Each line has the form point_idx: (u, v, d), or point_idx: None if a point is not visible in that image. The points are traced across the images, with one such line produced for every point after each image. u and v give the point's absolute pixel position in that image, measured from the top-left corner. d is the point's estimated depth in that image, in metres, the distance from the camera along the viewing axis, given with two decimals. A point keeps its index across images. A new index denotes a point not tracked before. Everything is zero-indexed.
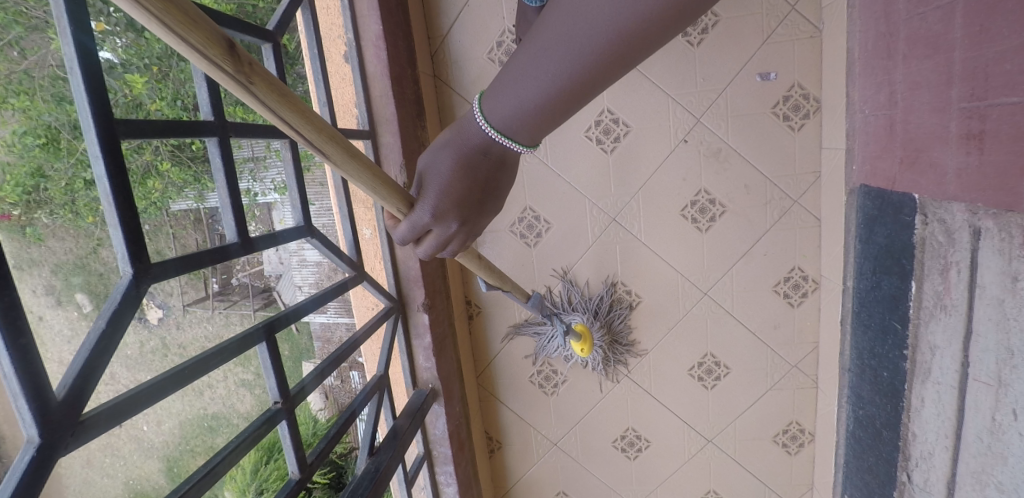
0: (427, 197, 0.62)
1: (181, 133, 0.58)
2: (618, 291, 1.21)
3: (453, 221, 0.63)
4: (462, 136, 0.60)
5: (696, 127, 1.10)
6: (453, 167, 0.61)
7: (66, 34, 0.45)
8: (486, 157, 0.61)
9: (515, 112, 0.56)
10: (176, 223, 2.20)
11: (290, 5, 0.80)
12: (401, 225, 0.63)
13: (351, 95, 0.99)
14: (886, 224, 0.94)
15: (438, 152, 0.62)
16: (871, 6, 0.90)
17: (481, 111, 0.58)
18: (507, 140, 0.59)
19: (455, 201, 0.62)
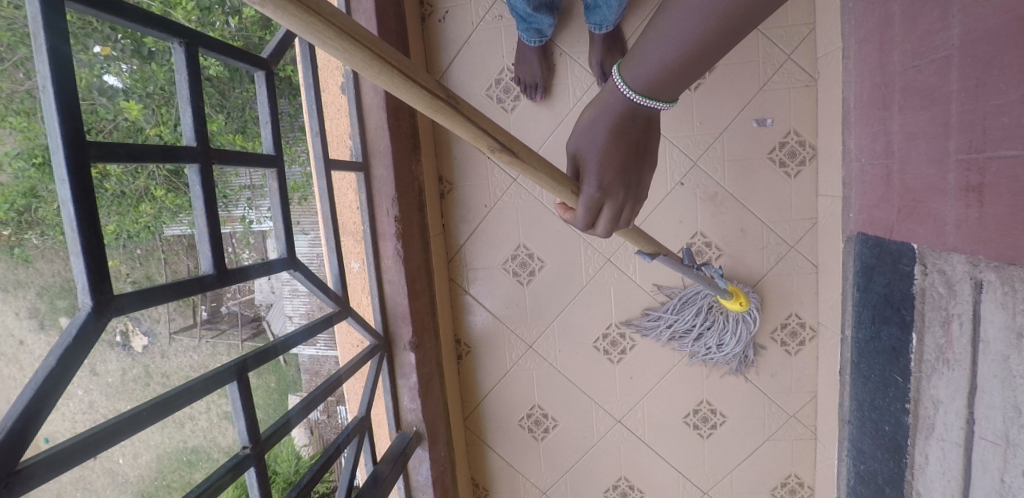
0: (590, 176, 0.63)
1: (160, 158, 0.56)
2: (612, 334, 1.17)
3: (619, 190, 0.64)
4: (605, 109, 0.61)
5: (692, 171, 1.10)
6: (607, 138, 0.61)
7: (42, 52, 0.44)
8: (635, 122, 0.61)
9: (653, 73, 0.55)
10: (172, 252, 2.00)
11: (289, 34, 0.80)
12: (577, 210, 0.65)
13: (345, 127, 0.99)
14: (883, 272, 0.92)
15: (585, 130, 0.63)
16: (866, 58, 0.91)
17: (624, 81, 0.58)
18: (650, 102, 0.59)
19: (616, 169, 0.62)
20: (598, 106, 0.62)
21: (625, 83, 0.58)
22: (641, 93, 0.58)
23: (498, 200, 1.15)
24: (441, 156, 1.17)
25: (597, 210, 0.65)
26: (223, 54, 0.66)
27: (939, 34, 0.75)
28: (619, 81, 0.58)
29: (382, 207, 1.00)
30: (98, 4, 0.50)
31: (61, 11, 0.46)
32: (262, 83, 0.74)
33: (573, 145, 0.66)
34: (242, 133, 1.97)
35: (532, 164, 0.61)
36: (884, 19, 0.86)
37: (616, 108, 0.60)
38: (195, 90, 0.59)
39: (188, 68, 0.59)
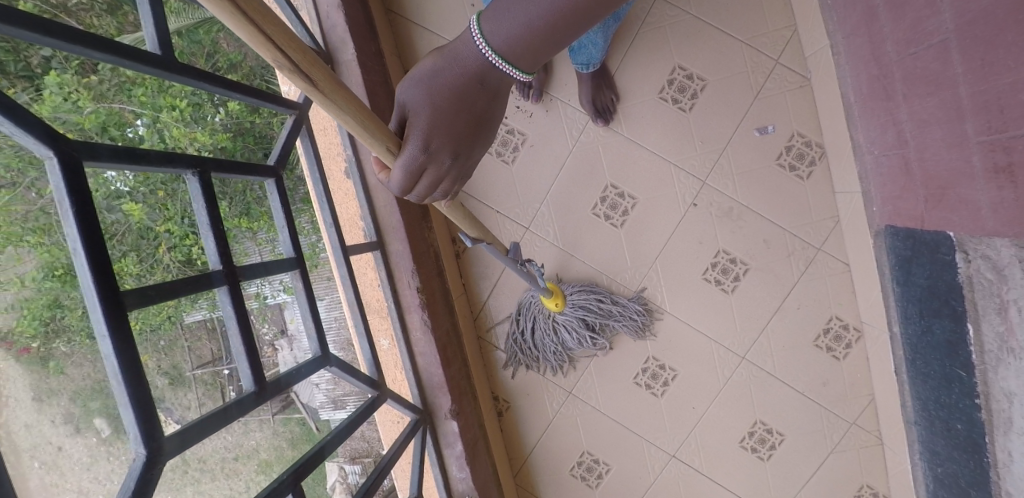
0: (415, 131, 0.49)
1: (189, 290, 0.56)
2: (652, 367, 1.14)
3: (447, 158, 0.52)
4: (454, 61, 0.49)
5: (703, 190, 1.08)
6: (445, 95, 0.49)
7: (69, 216, 0.44)
8: (481, 87, 0.50)
9: (519, 31, 0.46)
10: (196, 339, 2.03)
11: (291, 134, 0.81)
12: (393, 170, 0.51)
13: (355, 209, 1.01)
14: (923, 264, 0.88)
15: (421, 77, 0.49)
16: (857, 51, 0.89)
17: (481, 31, 0.47)
18: (507, 67, 0.49)
19: (452, 136, 0.50)
20: (448, 52, 0.49)
21: (483, 36, 0.47)
22: (506, 59, 0.48)
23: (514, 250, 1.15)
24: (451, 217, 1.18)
25: (415, 176, 0.52)
26: (232, 172, 0.68)
27: (930, 20, 0.73)
28: (478, 34, 0.47)
29: (403, 280, 1.00)
30: (116, 158, 0.51)
31: (83, 174, 0.47)
32: (273, 190, 0.75)
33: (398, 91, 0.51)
34: (248, 214, 1.98)
35: (327, 94, 0.43)
36: (868, 11, 0.84)
37: (469, 61, 0.49)
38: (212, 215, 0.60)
39: (204, 196, 0.61)
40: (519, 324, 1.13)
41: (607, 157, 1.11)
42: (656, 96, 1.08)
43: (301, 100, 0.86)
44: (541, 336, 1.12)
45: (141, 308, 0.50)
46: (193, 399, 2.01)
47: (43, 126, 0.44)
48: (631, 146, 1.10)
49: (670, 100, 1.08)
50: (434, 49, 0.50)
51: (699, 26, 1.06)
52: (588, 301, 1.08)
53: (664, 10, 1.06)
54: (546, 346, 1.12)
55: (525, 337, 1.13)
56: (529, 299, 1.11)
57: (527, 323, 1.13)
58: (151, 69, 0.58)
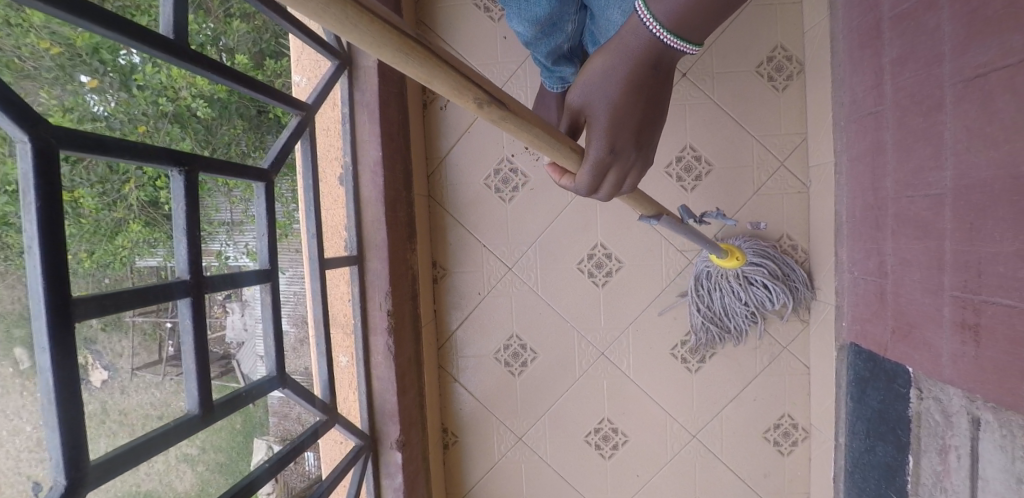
0: (596, 135, 0.56)
1: (150, 301, 0.53)
2: (605, 428, 1.15)
3: (632, 152, 0.58)
4: (622, 53, 0.54)
5: (688, 269, 1.11)
6: (621, 92, 0.55)
7: (31, 211, 0.41)
8: (653, 71, 0.55)
9: (687, 7, 0.48)
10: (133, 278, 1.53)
11: (292, 137, 0.78)
12: (580, 175, 0.59)
13: (342, 218, 0.98)
14: (878, 388, 0.92)
15: (592, 79, 0.56)
16: (859, 176, 0.94)
17: (649, 11, 0.50)
18: (675, 41, 0.52)
19: (632, 130, 0.56)
20: (615, 48, 0.55)
21: (652, 15, 0.50)
22: (670, 30, 0.51)
23: (491, 286, 1.15)
24: (437, 241, 1.16)
25: (602, 176, 0.59)
26: (222, 172, 0.64)
27: (932, 171, 0.78)
28: (647, 12, 0.50)
29: (375, 301, 0.98)
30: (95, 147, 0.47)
31: (55, 165, 0.43)
32: (261, 195, 0.72)
33: (574, 97, 0.59)
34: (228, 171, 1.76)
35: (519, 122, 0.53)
36: (876, 144, 0.89)
37: (637, 51, 0.53)
38: (191, 220, 0.57)
39: (187, 197, 0.57)
40: (701, 298, 1.08)
41: (602, 217, 1.12)
42: (662, 170, 1.11)
43: (310, 101, 0.84)
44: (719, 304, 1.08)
45: (92, 317, 0.47)
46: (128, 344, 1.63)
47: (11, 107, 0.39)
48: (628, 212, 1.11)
49: (675, 177, 1.10)
50: (601, 49, 0.56)
51: (716, 113, 1.09)
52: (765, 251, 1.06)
53: (686, 90, 1.09)
54: (735, 313, 1.08)
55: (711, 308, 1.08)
56: (701, 268, 1.08)
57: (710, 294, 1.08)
58: (157, 50, 0.52)
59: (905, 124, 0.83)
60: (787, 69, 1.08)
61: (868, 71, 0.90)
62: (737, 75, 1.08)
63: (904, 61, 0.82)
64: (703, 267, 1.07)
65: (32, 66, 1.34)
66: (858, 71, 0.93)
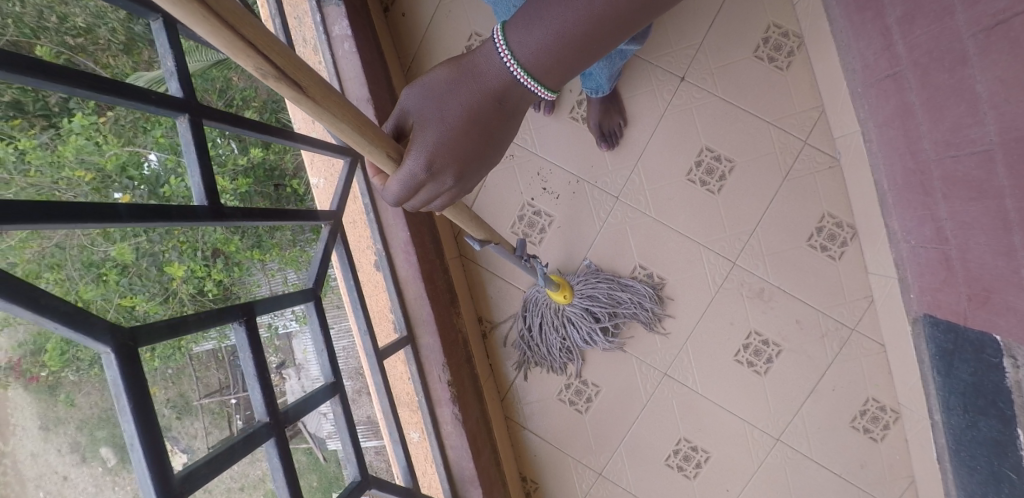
0: (419, 147, 0.49)
1: (242, 452, 0.55)
2: (683, 448, 1.11)
3: (451, 179, 0.52)
4: (469, 78, 0.49)
5: (733, 270, 1.08)
6: (458, 116, 0.49)
7: (126, 412, 0.43)
8: (499, 106, 0.50)
9: (547, 45, 0.46)
10: (203, 365, 1.56)
11: (327, 246, 0.82)
12: (391, 185, 0.51)
13: (385, 301, 1.01)
14: (966, 359, 0.85)
15: (434, 88, 0.49)
16: (892, 142, 0.89)
17: (504, 41, 0.47)
18: (531, 82, 0.49)
19: (455, 155, 0.50)
20: (465, 63, 0.49)
21: (510, 48, 0.47)
22: (532, 74, 0.48)
23: (529, 325, 1.13)
24: (478, 297, 1.19)
25: (413, 191, 0.52)
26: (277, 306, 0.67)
27: (973, 128, 0.72)
28: (502, 42, 0.47)
29: (433, 374, 1.00)
30: (166, 331, 0.50)
31: (137, 361, 0.45)
32: (312, 312, 0.76)
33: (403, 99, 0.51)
34: (260, 247, 1.64)
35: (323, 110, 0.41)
36: (903, 108, 0.84)
37: (487, 78, 0.49)
38: (259, 366, 0.60)
39: (250, 344, 0.60)
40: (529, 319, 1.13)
41: (635, 238, 1.11)
42: (684, 178, 1.09)
43: (332, 207, 0.86)
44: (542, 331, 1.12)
45: (195, 490, 0.48)
46: (201, 429, 1.48)
47: (106, 328, 0.43)
48: (659, 227, 1.10)
49: (699, 182, 1.08)
50: (451, 61, 0.50)
51: (726, 109, 1.06)
52: (596, 290, 1.08)
53: (690, 93, 1.07)
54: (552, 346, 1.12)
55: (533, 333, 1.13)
56: (535, 295, 1.11)
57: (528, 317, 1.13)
58: (193, 219, 0.55)
59: (929, 83, 0.77)
60: (787, 45, 1.04)
61: (875, 33, 0.85)
62: (737, 64, 1.05)
63: (912, 18, 0.76)
64: (535, 295, 1.10)
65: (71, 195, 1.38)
66: (862, 35, 0.88)
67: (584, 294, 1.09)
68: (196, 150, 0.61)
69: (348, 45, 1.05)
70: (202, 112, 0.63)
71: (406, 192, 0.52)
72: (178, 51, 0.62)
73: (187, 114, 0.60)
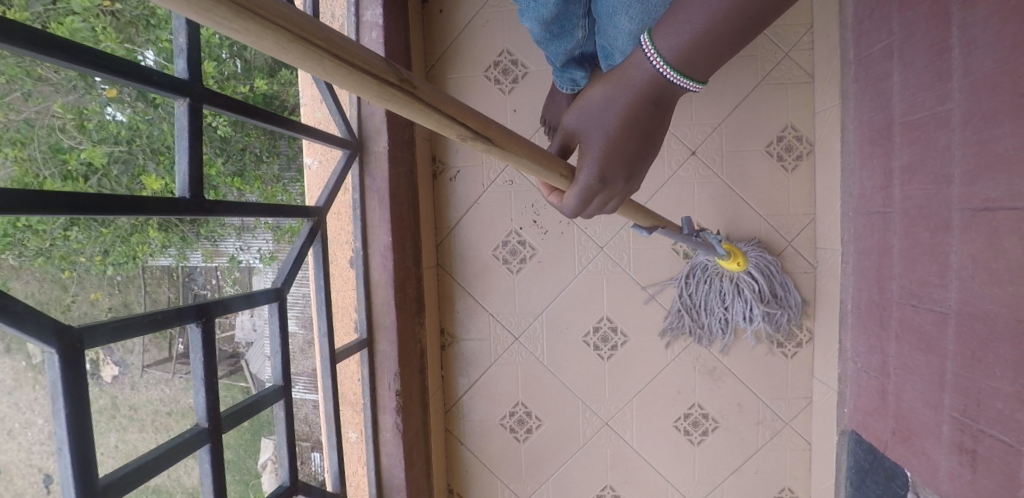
0: (589, 162, 0.57)
1: (177, 457, 0.58)
2: (607, 495, 1.17)
3: (620, 181, 0.59)
4: (622, 87, 0.54)
5: (693, 344, 1.13)
6: (616, 122, 0.55)
7: (60, 418, 0.45)
8: (655, 108, 0.55)
9: (694, 43, 0.48)
10: (156, 279, 1.30)
11: (304, 245, 0.81)
12: (569, 197, 0.61)
13: (351, 300, 1.01)
14: (878, 480, 0.93)
15: (591, 110, 0.57)
16: (865, 270, 0.94)
17: (653, 45, 0.50)
18: (678, 77, 0.51)
19: (621, 160, 0.57)
20: (616, 78, 0.55)
21: (657, 50, 0.50)
22: (675, 68, 0.51)
23: (518, 249, 1.15)
24: (445, 309, 1.20)
25: (588, 199, 0.60)
26: (242, 308, 0.69)
27: (938, 289, 0.78)
28: (652, 49, 0.50)
29: (384, 381, 1.02)
30: (118, 332, 0.50)
31: (81, 365, 0.46)
32: (273, 312, 0.77)
33: (569, 122, 0.60)
34: (240, 175, 1.63)
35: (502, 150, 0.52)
36: (883, 245, 0.89)
37: (639, 85, 0.53)
38: (209, 372, 0.62)
39: (203, 347, 0.62)
40: (687, 286, 1.09)
41: (608, 291, 1.13)
42: (670, 247, 1.12)
43: (319, 203, 0.86)
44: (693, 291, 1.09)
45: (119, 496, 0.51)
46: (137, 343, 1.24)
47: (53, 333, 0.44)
48: (634, 287, 1.13)
49: (682, 254, 1.11)
50: (604, 79, 0.56)
51: (725, 193, 1.09)
52: (768, 265, 1.04)
53: (697, 169, 1.10)
54: (710, 313, 1.08)
55: (691, 299, 1.09)
56: (700, 261, 1.08)
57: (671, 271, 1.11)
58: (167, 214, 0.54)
59: (912, 233, 0.83)
60: (797, 149, 1.07)
61: (878, 169, 0.90)
62: (746, 154, 1.08)
63: (914, 171, 0.81)
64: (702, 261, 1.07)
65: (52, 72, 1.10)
66: (867, 166, 0.92)
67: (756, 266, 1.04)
68: (190, 138, 0.58)
69: (375, 34, 1.00)
70: (204, 97, 0.60)
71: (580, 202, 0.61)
72: (194, 30, 0.59)
73: (188, 97, 0.57)
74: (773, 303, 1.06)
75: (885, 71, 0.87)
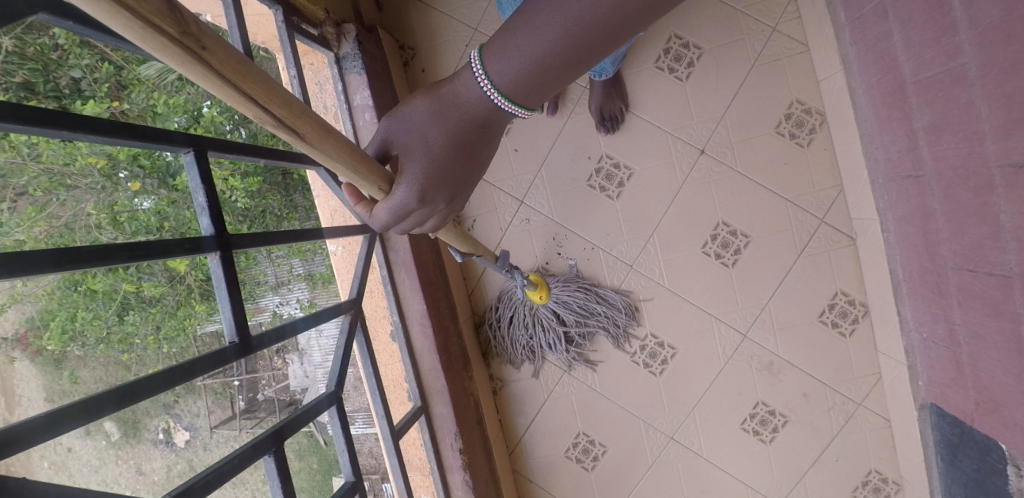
0: (410, 175, 0.53)
1: None
2: None
3: (442, 201, 0.56)
4: (451, 102, 0.52)
5: (744, 343, 1.09)
6: (441, 138, 0.52)
7: None
8: (483, 130, 0.53)
9: (519, 72, 0.48)
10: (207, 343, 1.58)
11: (349, 339, 0.84)
12: (382, 207, 0.54)
13: (399, 371, 1.03)
14: (971, 455, 0.85)
15: (415, 119, 0.53)
16: (910, 236, 0.89)
17: (481, 67, 0.49)
18: (507, 104, 0.51)
19: (445, 181, 0.54)
20: (444, 93, 0.52)
21: (489, 79, 0.49)
22: (509, 100, 0.50)
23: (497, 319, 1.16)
24: (490, 354, 1.20)
25: (401, 214, 0.55)
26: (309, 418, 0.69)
27: (994, 252, 0.72)
28: (480, 71, 0.49)
29: (446, 442, 1.03)
30: (206, 486, 0.50)
31: None
32: (334, 415, 0.77)
33: (383, 128, 0.55)
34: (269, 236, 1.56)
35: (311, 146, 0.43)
36: (923, 209, 0.84)
37: (469, 107, 0.51)
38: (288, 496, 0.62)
39: (278, 473, 0.61)
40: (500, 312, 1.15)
41: (648, 306, 1.12)
42: (699, 250, 1.09)
43: (353, 294, 0.88)
44: (529, 334, 1.14)
45: None
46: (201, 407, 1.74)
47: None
48: (672, 297, 1.11)
49: (713, 254, 1.08)
50: (431, 89, 0.53)
51: (744, 183, 1.06)
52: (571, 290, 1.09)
53: (710, 167, 1.07)
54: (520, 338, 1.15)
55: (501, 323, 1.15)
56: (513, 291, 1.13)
57: (504, 312, 1.15)
58: (221, 367, 0.56)
59: (952, 196, 0.77)
60: (809, 123, 1.03)
61: (900, 132, 0.85)
62: (758, 140, 1.05)
63: (940, 130, 0.76)
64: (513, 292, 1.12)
65: (84, 181, 1.31)
66: (888, 130, 0.87)
67: (561, 296, 1.10)
68: (228, 285, 0.61)
69: (368, 115, 1.04)
70: (232, 243, 0.63)
71: (396, 214, 0.56)
72: (210, 185, 0.61)
73: (219, 249, 0.61)
74: (591, 318, 1.11)
75: (883, 32, 0.82)
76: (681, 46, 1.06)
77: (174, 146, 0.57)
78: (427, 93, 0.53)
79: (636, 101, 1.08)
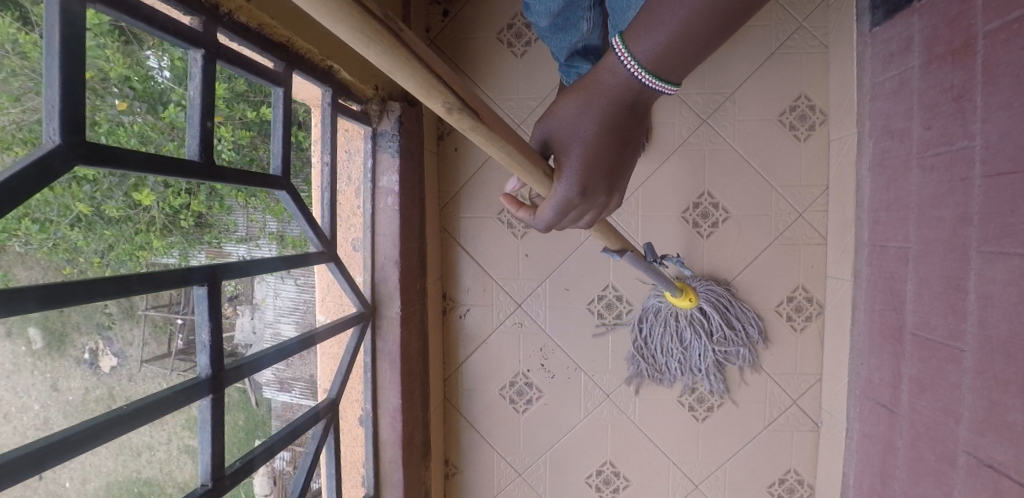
0: (571, 171, 0.52)
1: None
2: None
3: (601, 195, 0.54)
4: (597, 87, 0.49)
5: (694, 492, 1.14)
6: (597, 129, 0.50)
7: None
8: (632, 113, 0.50)
9: (670, 51, 0.44)
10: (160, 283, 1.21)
11: (317, 450, 0.84)
12: (545, 206, 0.55)
13: (359, 456, 1.03)
14: None
15: (568, 117, 0.51)
16: (871, 454, 0.94)
17: (626, 48, 0.45)
18: (651, 83, 0.47)
19: (605, 173, 0.52)
20: (590, 85, 0.50)
21: (630, 54, 0.46)
22: (649, 73, 0.46)
23: (645, 338, 1.11)
24: (451, 440, 1.21)
25: (567, 210, 0.55)
26: None
27: None
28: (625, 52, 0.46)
29: None
30: None
31: None
32: None
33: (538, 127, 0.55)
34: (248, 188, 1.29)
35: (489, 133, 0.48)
36: (888, 440, 0.90)
37: (614, 90, 0.49)
38: None
39: None
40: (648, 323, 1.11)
41: (612, 437, 1.15)
42: (675, 398, 1.13)
43: (331, 393, 0.88)
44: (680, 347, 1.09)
45: None
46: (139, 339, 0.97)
47: None
48: (638, 433, 1.14)
49: (687, 405, 1.13)
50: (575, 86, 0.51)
51: None
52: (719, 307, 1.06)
53: None
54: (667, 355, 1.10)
55: (648, 339, 1.11)
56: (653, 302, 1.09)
57: (653, 319, 1.10)
58: None
59: (917, 447, 0.82)
60: (807, 310, 1.08)
61: (887, 363, 0.90)
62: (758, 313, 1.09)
63: (923, 387, 0.82)
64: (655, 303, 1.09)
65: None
66: (877, 356, 0.92)
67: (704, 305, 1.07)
68: (213, 428, 0.60)
69: (391, 200, 1.00)
70: (225, 380, 0.62)
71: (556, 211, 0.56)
72: (216, 321, 0.61)
73: (212, 390, 0.60)
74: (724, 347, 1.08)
75: (898, 273, 0.87)
76: (711, 204, 1.09)
77: (190, 285, 0.56)
78: (574, 87, 0.52)
79: (656, 239, 1.11)
